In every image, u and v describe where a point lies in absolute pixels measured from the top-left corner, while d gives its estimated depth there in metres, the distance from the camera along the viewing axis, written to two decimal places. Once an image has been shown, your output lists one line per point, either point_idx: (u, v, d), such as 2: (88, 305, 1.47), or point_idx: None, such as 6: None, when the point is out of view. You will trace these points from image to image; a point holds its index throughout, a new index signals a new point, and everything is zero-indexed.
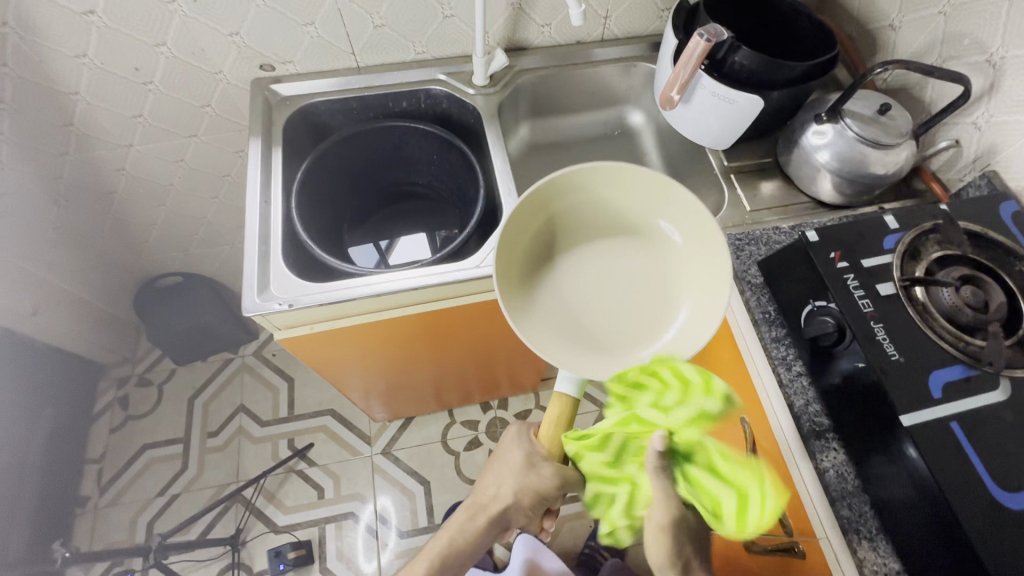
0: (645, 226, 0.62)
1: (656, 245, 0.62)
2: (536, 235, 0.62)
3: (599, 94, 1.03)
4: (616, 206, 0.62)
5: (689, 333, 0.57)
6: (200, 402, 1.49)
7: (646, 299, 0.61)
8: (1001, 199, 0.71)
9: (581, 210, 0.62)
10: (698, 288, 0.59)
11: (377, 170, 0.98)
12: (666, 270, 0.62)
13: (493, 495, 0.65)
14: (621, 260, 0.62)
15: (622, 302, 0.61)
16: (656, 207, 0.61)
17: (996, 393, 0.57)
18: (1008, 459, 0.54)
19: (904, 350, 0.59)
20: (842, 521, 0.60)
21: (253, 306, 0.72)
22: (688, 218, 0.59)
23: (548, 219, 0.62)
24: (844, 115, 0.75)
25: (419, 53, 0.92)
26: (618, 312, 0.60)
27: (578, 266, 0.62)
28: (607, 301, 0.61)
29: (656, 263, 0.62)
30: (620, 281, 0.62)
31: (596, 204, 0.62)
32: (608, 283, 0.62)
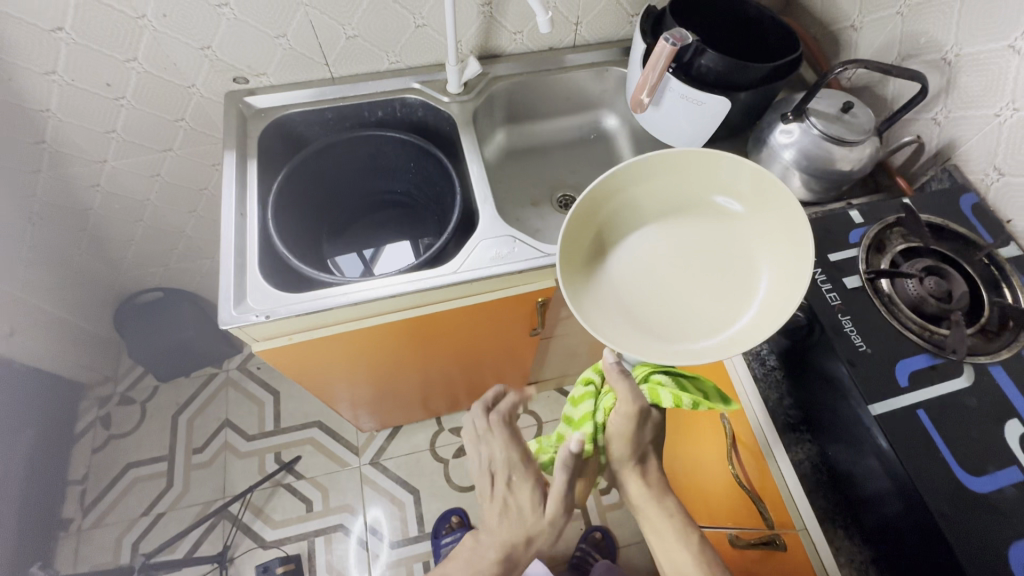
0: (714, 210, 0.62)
1: (729, 224, 0.62)
2: (596, 230, 0.62)
3: (573, 99, 1.04)
4: (679, 190, 0.63)
5: (771, 304, 0.56)
6: (185, 418, 1.47)
7: (729, 283, 0.60)
8: (961, 192, 0.74)
9: (644, 198, 0.63)
10: (779, 258, 0.58)
11: (354, 180, 0.99)
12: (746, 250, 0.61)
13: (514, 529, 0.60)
14: (695, 244, 0.62)
15: (699, 293, 0.60)
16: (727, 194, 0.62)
17: (960, 379, 0.59)
18: (974, 444, 0.56)
19: (870, 341, 0.61)
20: (819, 511, 0.61)
21: (229, 319, 0.71)
22: (761, 193, 0.60)
23: (610, 213, 0.62)
24: (810, 113, 0.77)
25: (394, 62, 0.93)
26: (701, 298, 0.59)
27: (649, 258, 0.62)
28: (679, 293, 0.60)
29: (734, 246, 0.61)
30: (696, 266, 0.61)
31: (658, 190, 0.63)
32: (684, 271, 0.61)
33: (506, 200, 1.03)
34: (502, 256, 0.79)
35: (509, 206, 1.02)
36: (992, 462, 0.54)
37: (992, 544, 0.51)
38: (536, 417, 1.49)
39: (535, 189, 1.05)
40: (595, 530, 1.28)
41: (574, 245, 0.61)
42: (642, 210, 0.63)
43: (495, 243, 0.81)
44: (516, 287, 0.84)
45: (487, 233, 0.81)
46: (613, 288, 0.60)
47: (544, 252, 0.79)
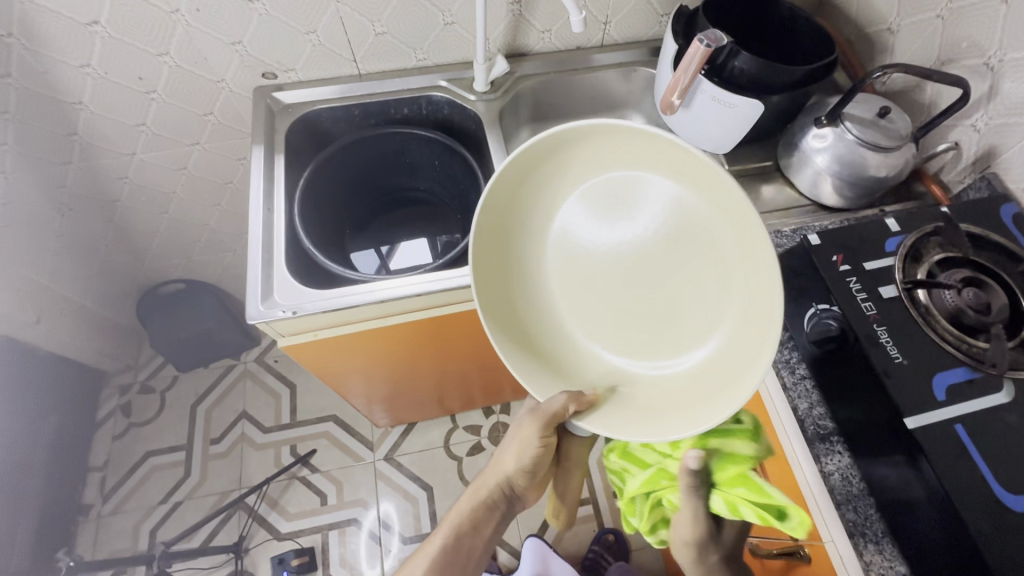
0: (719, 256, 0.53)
1: (697, 248, 0.55)
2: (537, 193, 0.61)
3: (599, 98, 1.03)
4: (668, 178, 0.56)
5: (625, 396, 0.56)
6: (203, 409, 1.49)
7: (652, 320, 0.58)
8: (999, 203, 0.71)
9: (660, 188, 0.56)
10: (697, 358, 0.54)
11: (379, 176, 0.99)
12: (704, 283, 0.55)
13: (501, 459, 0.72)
14: (643, 257, 0.58)
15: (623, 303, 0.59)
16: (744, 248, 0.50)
17: (999, 395, 0.58)
18: (1013, 462, 0.54)
19: (907, 352, 0.60)
20: (848, 525, 0.59)
21: (257, 314, 0.71)
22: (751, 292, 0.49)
23: (553, 180, 0.60)
24: (845, 118, 0.76)
25: (421, 60, 0.93)
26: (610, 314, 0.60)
27: (580, 248, 0.61)
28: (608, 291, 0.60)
29: (692, 279, 0.56)
30: (626, 286, 0.59)
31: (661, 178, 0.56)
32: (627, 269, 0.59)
33: None
34: None
35: None
36: None
37: None
38: None
39: None
40: (608, 532, 1.27)
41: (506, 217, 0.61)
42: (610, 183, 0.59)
43: None
44: None
45: None
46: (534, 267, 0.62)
47: None
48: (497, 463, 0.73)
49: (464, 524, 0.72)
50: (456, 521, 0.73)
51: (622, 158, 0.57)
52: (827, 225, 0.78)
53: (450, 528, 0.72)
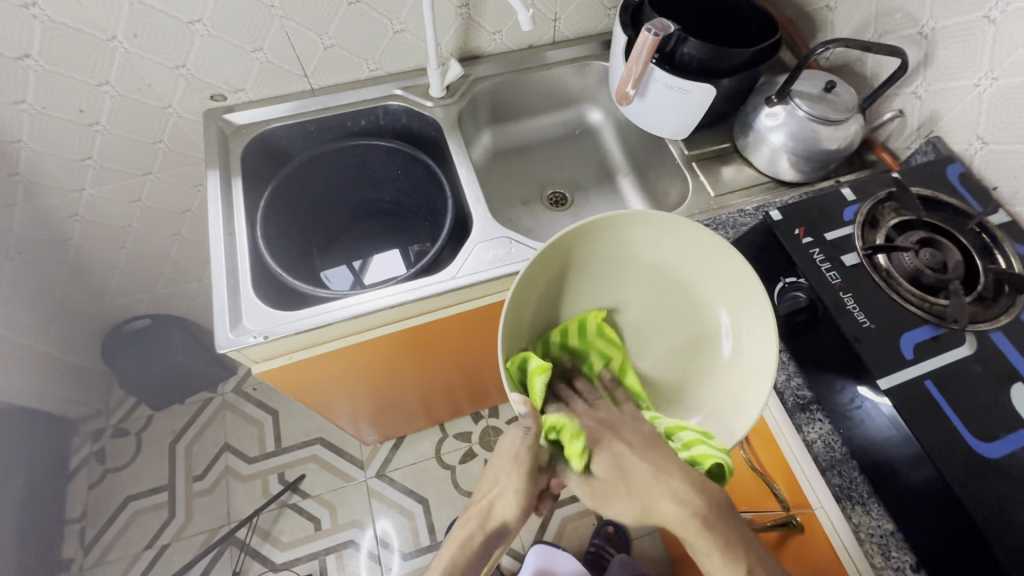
0: (704, 319, 0.62)
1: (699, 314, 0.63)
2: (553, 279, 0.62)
3: (556, 95, 1.04)
4: (658, 257, 0.62)
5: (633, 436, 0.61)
6: (183, 446, 1.44)
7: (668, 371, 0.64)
8: (947, 162, 0.75)
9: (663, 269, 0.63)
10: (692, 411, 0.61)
11: (343, 191, 0.97)
12: (695, 338, 0.63)
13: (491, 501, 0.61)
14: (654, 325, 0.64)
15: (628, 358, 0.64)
16: (731, 309, 0.60)
17: (963, 347, 0.60)
18: (982, 410, 0.56)
19: (873, 316, 0.61)
20: (834, 490, 0.61)
21: (226, 342, 0.69)
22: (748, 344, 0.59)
23: (562, 269, 0.63)
24: (794, 95, 0.79)
25: (373, 70, 0.92)
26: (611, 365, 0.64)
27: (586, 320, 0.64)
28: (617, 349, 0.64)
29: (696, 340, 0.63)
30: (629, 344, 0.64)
31: (669, 260, 0.62)
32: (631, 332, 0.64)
33: (497, 202, 1.03)
34: (498, 259, 0.78)
35: (499, 208, 1.02)
36: (1002, 425, 0.55)
37: (1009, 507, 0.52)
38: None
39: (525, 189, 1.05)
40: (608, 524, 1.28)
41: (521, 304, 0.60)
42: (619, 266, 0.64)
43: (490, 245, 0.79)
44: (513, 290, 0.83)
45: (481, 236, 0.80)
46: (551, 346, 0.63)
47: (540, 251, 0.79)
48: (498, 508, 0.61)
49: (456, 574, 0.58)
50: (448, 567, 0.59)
51: (640, 243, 0.62)
52: (787, 201, 0.80)
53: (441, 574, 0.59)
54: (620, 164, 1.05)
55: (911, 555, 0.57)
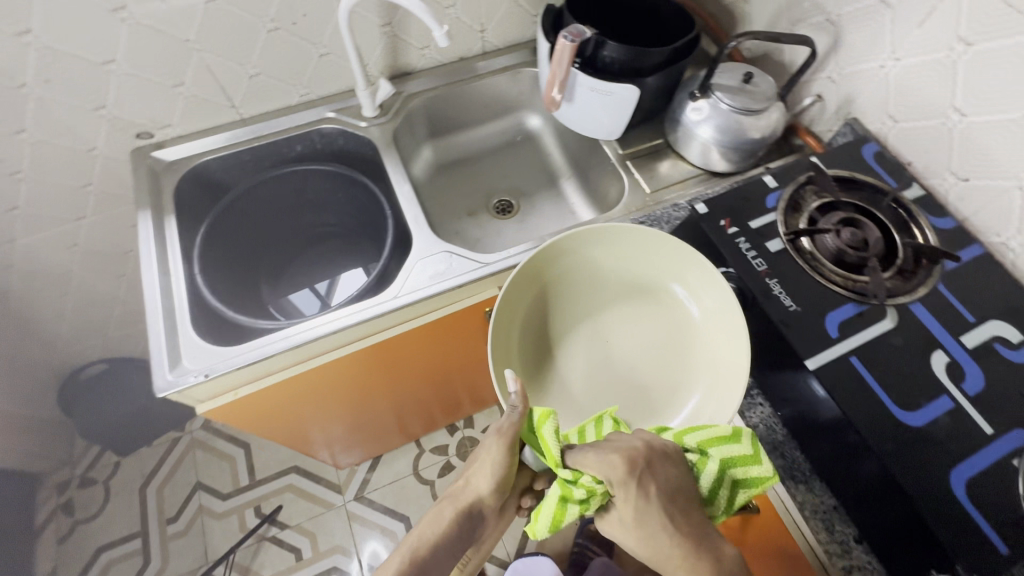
0: (665, 292, 0.71)
1: (669, 308, 0.71)
2: (535, 301, 0.71)
3: (492, 104, 1.05)
4: (604, 263, 0.72)
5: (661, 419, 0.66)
6: (153, 489, 1.41)
7: (666, 349, 0.69)
8: (861, 145, 0.77)
9: (612, 267, 0.72)
10: (701, 374, 0.66)
11: (285, 219, 0.96)
12: (668, 319, 0.70)
13: (468, 485, 0.62)
14: (636, 326, 0.70)
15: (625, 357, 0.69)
16: (680, 276, 0.70)
17: (885, 321, 0.62)
18: (906, 380, 0.58)
19: (799, 299, 0.63)
20: (779, 469, 0.63)
21: (164, 385, 0.68)
22: (709, 293, 0.67)
23: (533, 301, 0.71)
24: (715, 89, 0.81)
25: (304, 94, 0.91)
26: (610, 366, 0.69)
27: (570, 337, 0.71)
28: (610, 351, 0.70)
29: (676, 334, 0.70)
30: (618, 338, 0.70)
31: (615, 260, 0.72)
32: (617, 330, 0.71)
33: (444, 215, 1.03)
34: (440, 274, 0.78)
35: (446, 221, 1.02)
36: (923, 394, 0.57)
37: (935, 473, 0.53)
38: None
39: (471, 199, 1.06)
40: (589, 523, 1.28)
41: (508, 326, 0.69)
42: (578, 279, 0.72)
43: (431, 261, 0.80)
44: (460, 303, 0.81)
45: (422, 254, 0.80)
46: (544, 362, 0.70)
47: (481, 262, 0.79)
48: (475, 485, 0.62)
49: (429, 545, 0.57)
50: (421, 540, 0.57)
51: (584, 256, 0.72)
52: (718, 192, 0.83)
53: (411, 545, 0.56)
54: (562, 167, 1.06)
55: (854, 527, 0.59)
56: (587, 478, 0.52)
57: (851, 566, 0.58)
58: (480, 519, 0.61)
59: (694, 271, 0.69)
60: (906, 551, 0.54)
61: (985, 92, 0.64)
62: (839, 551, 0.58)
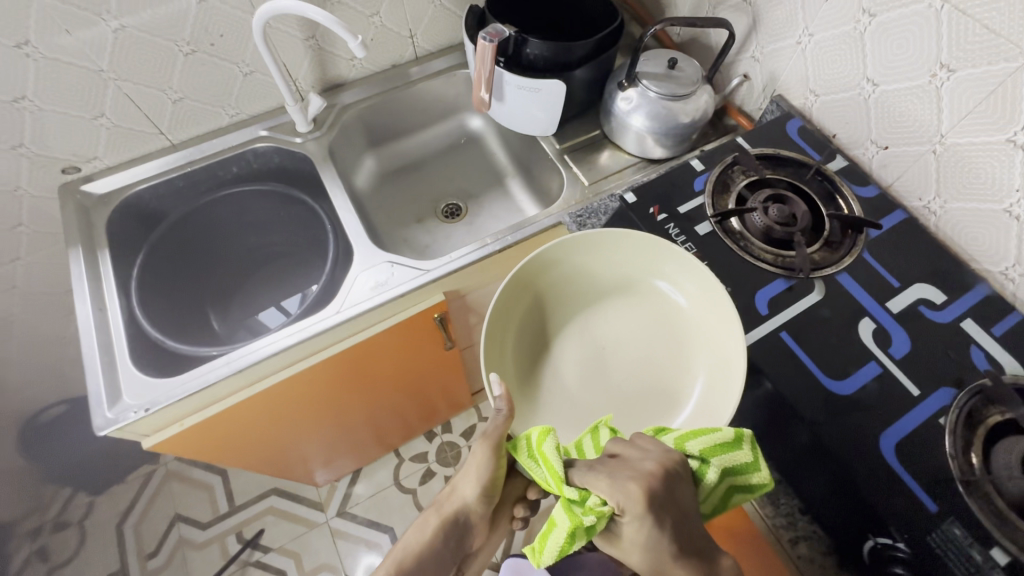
0: (648, 289, 0.66)
1: (657, 303, 0.65)
2: (524, 315, 0.64)
3: (431, 108, 1.04)
4: (589, 267, 0.66)
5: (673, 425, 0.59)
6: (130, 526, 1.39)
7: (662, 346, 0.63)
8: (786, 120, 0.79)
9: (594, 269, 0.66)
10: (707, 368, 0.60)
11: (228, 242, 0.94)
12: (660, 315, 0.64)
13: (453, 493, 0.62)
14: (629, 324, 0.64)
15: (623, 360, 0.63)
16: (661, 270, 0.65)
17: (813, 294, 0.63)
18: (835, 350, 0.59)
19: (728, 280, 0.64)
20: None
21: (104, 423, 0.66)
22: (689, 282, 0.63)
23: (520, 313, 0.64)
24: (642, 78, 0.81)
25: (233, 115, 0.90)
26: (609, 373, 0.62)
27: (562, 347, 0.64)
28: (608, 356, 0.63)
29: (667, 329, 0.64)
30: (614, 342, 0.64)
31: (598, 262, 0.66)
32: (611, 332, 0.64)
33: (392, 224, 1.02)
34: (382, 283, 0.78)
35: (395, 229, 1.02)
36: (852, 362, 0.59)
37: (864, 438, 0.55)
38: None
39: (419, 205, 1.05)
40: None
41: (499, 339, 0.62)
42: (563, 285, 0.66)
43: (372, 272, 0.79)
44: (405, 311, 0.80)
45: (363, 266, 0.80)
46: (538, 378, 0.62)
47: (422, 268, 0.79)
48: (459, 492, 0.61)
49: (412, 557, 0.58)
50: (403, 552, 0.59)
51: (567, 261, 0.65)
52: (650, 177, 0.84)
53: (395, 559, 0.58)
54: (507, 166, 1.06)
55: (799, 499, 0.55)
56: (593, 499, 0.45)
57: (798, 538, 0.54)
58: (466, 527, 0.61)
59: (677, 263, 0.63)
60: (848, 517, 0.53)
61: (892, 62, 0.65)
62: (785, 525, 0.55)
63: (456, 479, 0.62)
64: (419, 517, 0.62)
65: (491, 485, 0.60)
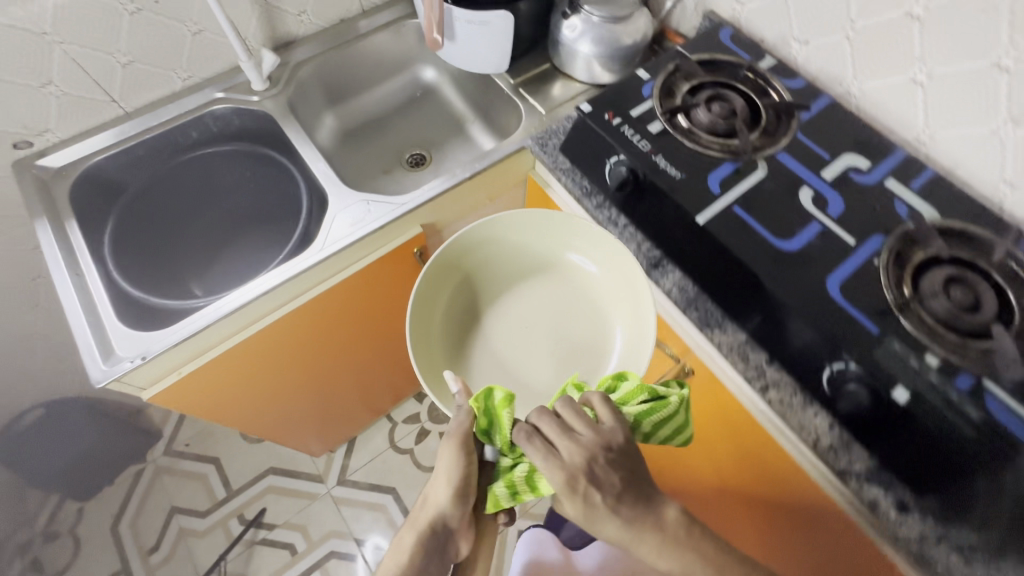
0: (564, 262, 0.74)
1: (572, 275, 0.73)
2: (449, 302, 0.70)
3: (383, 62, 1.06)
4: (504, 251, 0.73)
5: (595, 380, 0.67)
6: (126, 524, 1.37)
7: (579, 314, 0.71)
8: (718, 30, 0.85)
9: (511, 249, 0.73)
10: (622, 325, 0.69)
11: (192, 208, 0.91)
12: (573, 285, 0.73)
13: (427, 504, 0.63)
14: (547, 296, 0.72)
15: (544, 330, 0.70)
16: (572, 245, 0.73)
17: (758, 172, 0.70)
18: (781, 216, 0.66)
19: (683, 169, 0.70)
20: (698, 321, 0.70)
21: (101, 375, 0.67)
22: (598, 250, 0.71)
23: (445, 298, 0.70)
24: (583, 5, 0.86)
25: (186, 79, 0.89)
26: (534, 343, 0.70)
27: (488, 324, 0.71)
28: (530, 327, 0.71)
29: (581, 297, 0.72)
30: (535, 314, 0.71)
31: (511, 245, 0.73)
32: (531, 306, 0.72)
33: (359, 178, 1.04)
34: (358, 221, 0.80)
35: (364, 183, 1.04)
36: (796, 225, 0.66)
37: (812, 283, 0.62)
38: None
39: (384, 159, 1.07)
40: None
41: (428, 322, 0.68)
42: (483, 270, 0.73)
43: (349, 211, 0.81)
44: (384, 247, 0.83)
45: (338, 206, 0.82)
46: (468, 356, 0.69)
47: (397, 202, 0.82)
48: (433, 501, 0.63)
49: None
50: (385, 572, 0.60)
51: (485, 245, 0.72)
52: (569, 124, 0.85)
53: None
54: (466, 113, 1.09)
55: (764, 351, 0.67)
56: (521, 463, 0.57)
57: (767, 385, 0.66)
58: (444, 535, 0.63)
59: (586, 233, 0.71)
60: (812, 347, 0.61)
61: None
62: (755, 376, 0.66)
63: (428, 487, 0.64)
64: (397, 534, 0.64)
65: (462, 486, 0.62)
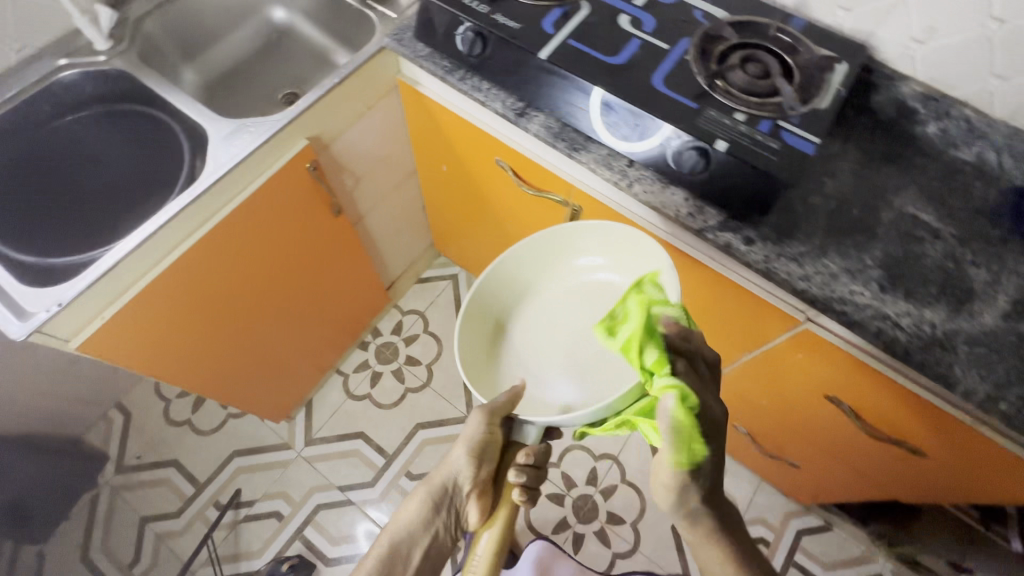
0: (583, 263, 0.80)
1: (593, 276, 0.79)
2: (491, 330, 0.78)
3: (227, 7, 1.07)
4: (525, 273, 0.80)
5: None
6: (96, 549, 1.33)
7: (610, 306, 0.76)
8: None
9: (533, 271, 0.80)
10: None
11: (66, 180, 0.87)
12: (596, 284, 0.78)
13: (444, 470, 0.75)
14: (577, 301, 0.78)
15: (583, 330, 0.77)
16: (585, 249, 0.79)
17: (583, 11, 0.81)
18: (607, 40, 0.78)
19: (520, 20, 0.79)
20: (567, 148, 0.79)
21: (20, 330, 0.69)
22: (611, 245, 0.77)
23: (488, 328, 0.78)
24: None
25: (21, 50, 0.89)
26: (577, 340, 0.76)
27: (533, 341, 0.77)
28: (570, 331, 0.77)
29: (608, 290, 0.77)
30: (572, 320, 0.78)
31: (531, 268, 0.80)
32: (567, 314, 0.78)
33: None
34: (241, 142, 0.83)
35: None
36: (619, 44, 0.78)
37: (640, 84, 0.74)
38: (414, 311, 1.59)
39: (257, 104, 1.09)
40: None
41: (477, 353, 0.76)
42: (515, 297, 0.79)
43: (229, 136, 0.84)
44: (273, 166, 0.87)
45: (217, 135, 0.85)
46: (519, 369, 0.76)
47: (274, 118, 0.85)
48: (447, 468, 0.74)
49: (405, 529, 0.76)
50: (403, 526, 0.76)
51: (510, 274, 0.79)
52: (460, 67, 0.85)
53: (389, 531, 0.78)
54: (328, 44, 1.11)
55: (626, 157, 0.78)
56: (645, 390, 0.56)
57: (632, 181, 0.76)
58: (450, 497, 0.75)
59: (594, 234, 0.77)
60: (654, 133, 0.74)
61: None
62: (621, 177, 0.77)
63: (447, 458, 0.75)
64: (415, 491, 0.78)
65: (474, 463, 0.72)
